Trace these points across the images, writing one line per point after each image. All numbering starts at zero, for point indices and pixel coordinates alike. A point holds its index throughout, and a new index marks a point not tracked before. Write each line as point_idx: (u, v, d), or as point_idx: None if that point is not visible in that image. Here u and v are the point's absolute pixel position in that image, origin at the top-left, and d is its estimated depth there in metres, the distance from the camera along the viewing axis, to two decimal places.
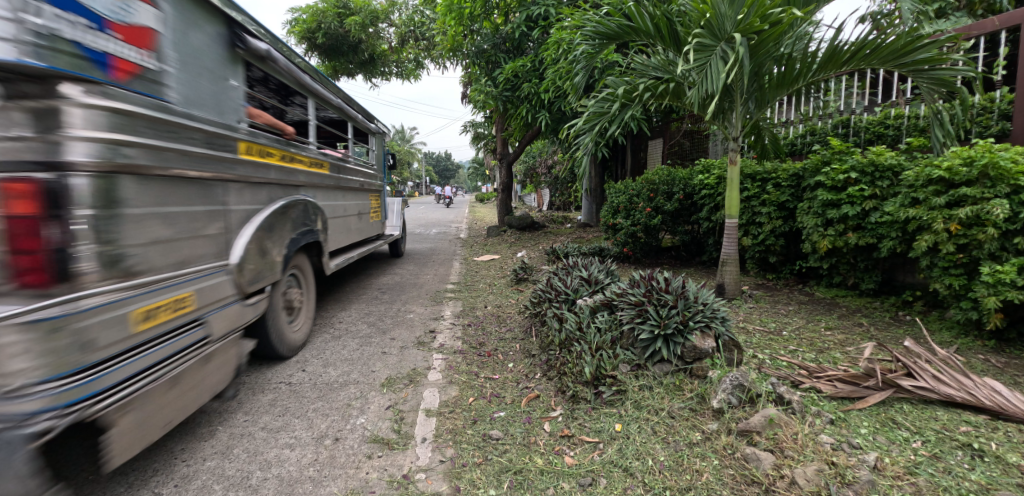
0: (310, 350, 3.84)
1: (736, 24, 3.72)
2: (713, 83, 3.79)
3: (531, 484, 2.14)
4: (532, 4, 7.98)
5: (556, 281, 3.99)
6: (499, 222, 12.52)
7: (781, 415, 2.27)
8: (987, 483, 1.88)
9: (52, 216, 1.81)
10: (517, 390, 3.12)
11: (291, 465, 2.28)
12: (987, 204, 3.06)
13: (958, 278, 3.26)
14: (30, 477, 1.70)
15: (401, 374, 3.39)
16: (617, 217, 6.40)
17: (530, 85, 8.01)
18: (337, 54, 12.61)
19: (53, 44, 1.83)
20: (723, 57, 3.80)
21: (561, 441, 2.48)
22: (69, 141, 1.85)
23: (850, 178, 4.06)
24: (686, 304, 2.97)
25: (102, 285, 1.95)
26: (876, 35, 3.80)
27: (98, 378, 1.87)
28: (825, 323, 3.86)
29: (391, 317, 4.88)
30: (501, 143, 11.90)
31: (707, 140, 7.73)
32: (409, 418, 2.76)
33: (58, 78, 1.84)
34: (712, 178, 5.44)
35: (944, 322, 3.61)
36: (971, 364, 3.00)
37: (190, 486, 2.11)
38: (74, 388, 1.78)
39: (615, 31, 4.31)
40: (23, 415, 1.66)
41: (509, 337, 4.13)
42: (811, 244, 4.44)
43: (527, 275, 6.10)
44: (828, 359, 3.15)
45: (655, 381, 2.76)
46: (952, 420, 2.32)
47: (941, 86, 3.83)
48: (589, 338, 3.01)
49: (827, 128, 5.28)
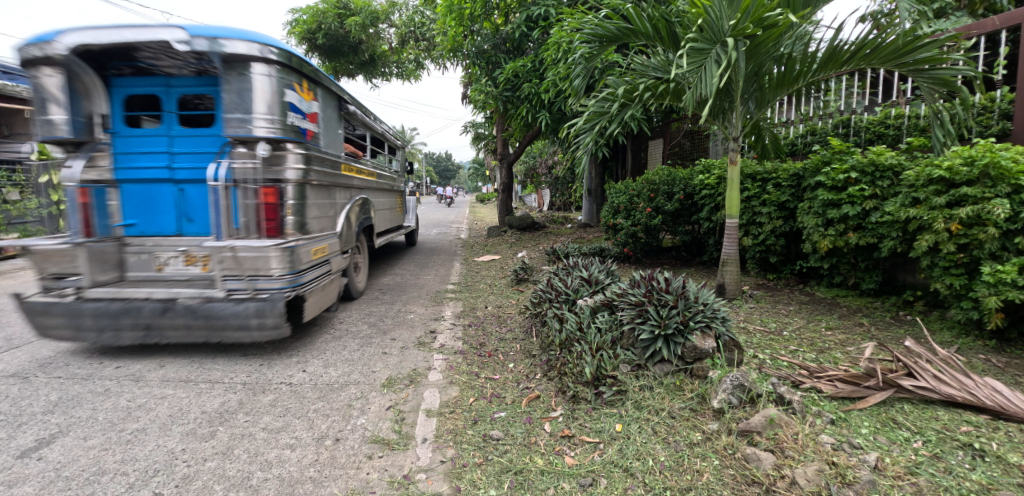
0: (311, 351, 3.84)
1: (731, 28, 3.70)
2: (706, 86, 3.76)
3: (532, 484, 2.14)
4: (532, 5, 7.98)
5: (557, 282, 3.99)
6: (500, 222, 12.51)
7: (782, 415, 2.27)
8: (988, 483, 1.87)
9: (280, 203, 3.61)
10: (517, 390, 3.12)
11: (292, 466, 2.28)
12: (987, 204, 3.05)
13: (959, 278, 3.26)
14: (281, 320, 3.45)
15: (401, 375, 3.39)
16: (617, 217, 6.39)
17: (530, 85, 8.00)
18: (337, 55, 12.67)
19: (290, 126, 3.70)
20: (718, 60, 3.76)
21: (562, 441, 2.48)
22: (287, 171, 3.64)
23: (850, 177, 4.06)
24: (686, 304, 2.96)
25: (298, 236, 3.71)
26: (876, 35, 3.81)
27: (297, 280, 3.58)
28: (826, 323, 3.86)
29: (391, 317, 4.88)
30: (501, 144, 11.90)
31: (707, 140, 7.72)
32: (409, 419, 2.76)
33: (286, 142, 3.66)
34: (713, 178, 5.45)
35: (945, 322, 3.61)
36: (972, 364, 2.99)
37: (191, 486, 2.12)
38: (295, 280, 3.55)
39: (614, 33, 4.34)
40: (278, 288, 3.43)
41: (509, 337, 4.13)
42: (812, 244, 4.43)
43: (528, 276, 6.11)
44: (829, 359, 3.15)
45: (655, 381, 2.76)
46: (954, 420, 2.32)
47: (942, 86, 3.83)
48: (590, 339, 3.01)
49: (827, 128, 5.28)
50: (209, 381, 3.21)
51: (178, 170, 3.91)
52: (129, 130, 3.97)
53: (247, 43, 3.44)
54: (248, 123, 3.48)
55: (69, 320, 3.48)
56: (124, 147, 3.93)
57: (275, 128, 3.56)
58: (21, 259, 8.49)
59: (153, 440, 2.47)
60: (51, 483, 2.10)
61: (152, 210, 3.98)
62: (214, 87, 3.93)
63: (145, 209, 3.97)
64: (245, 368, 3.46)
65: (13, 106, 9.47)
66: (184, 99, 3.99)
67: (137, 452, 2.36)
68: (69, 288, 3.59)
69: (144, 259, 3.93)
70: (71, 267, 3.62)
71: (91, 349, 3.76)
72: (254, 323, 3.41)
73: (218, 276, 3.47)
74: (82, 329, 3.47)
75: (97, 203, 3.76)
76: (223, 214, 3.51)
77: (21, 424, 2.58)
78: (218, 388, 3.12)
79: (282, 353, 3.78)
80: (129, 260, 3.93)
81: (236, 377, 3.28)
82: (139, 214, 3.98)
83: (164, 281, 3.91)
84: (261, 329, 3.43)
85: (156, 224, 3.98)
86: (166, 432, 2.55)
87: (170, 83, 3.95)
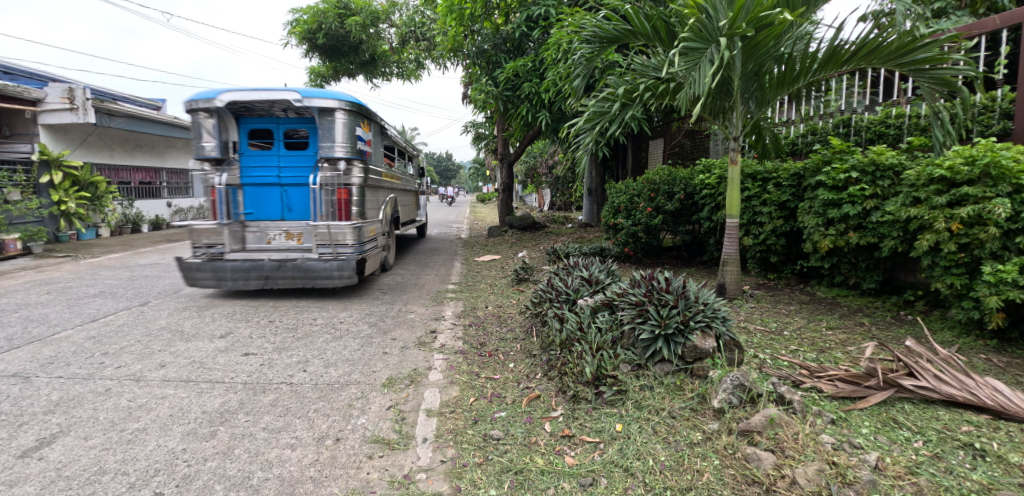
0: (312, 350, 3.85)
1: (725, 28, 3.68)
2: (699, 86, 3.75)
3: (532, 484, 2.14)
4: (532, 5, 7.97)
5: (557, 281, 3.99)
6: (500, 222, 12.51)
7: (782, 414, 2.27)
8: (989, 483, 1.87)
9: (350, 199, 5.62)
10: (517, 390, 3.13)
11: (293, 465, 2.28)
12: (988, 203, 3.05)
13: (959, 277, 3.26)
14: (352, 272, 5.39)
15: (401, 374, 3.39)
16: (617, 217, 6.38)
17: (531, 85, 8.00)
18: (338, 54, 12.69)
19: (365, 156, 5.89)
20: (711, 60, 3.75)
21: (562, 441, 2.48)
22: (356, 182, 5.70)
23: (851, 177, 4.06)
24: (686, 304, 2.95)
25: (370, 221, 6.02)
26: (877, 34, 3.80)
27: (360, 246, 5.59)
28: (827, 323, 3.86)
29: (391, 317, 4.88)
30: (502, 143, 11.89)
31: (707, 140, 7.71)
32: (410, 418, 2.76)
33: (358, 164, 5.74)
34: (713, 178, 5.44)
35: (946, 321, 3.60)
36: (972, 363, 2.99)
37: (191, 486, 2.11)
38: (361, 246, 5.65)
39: (614, 35, 4.34)
40: (352, 251, 5.50)
41: (510, 337, 4.14)
42: (812, 243, 4.43)
43: (528, 275, 6.11)
44: (829, 359, 3.15)
45: (656, 381, 2.76)
46: (954, 420, 2.32)
47: (942, 86, 3.82)
48: (590, 338, 3.01)
49: (828, 128, 5.27)
50: (209, 381, 3.21)
51: (286, 178, 5.98)
52: (252, 151, 6.02)
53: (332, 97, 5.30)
54: (333, 149, 5.42)
55: (213, 274, 5.38)
56: (250, 162, 6.01)
57: (347, 151, 5.49)
58: (21, 259, 8.50)
59: (153, 440, 2.47)
60: (51, 482, 2.10)
61: (263, 203, 6.07)
62: (310, 124, 5.95)
63: (264, 203, 6.07)
64: (245, 367, 3.47)
65: (13, 106, 9.46)
66: (289, 131, 6.02)
67: (137, 452, 2.36)
68: (216, 253, 5.67)
69: (257, 235, 5.92)
70: (217, 239, 5.70)
71: (92, 349, 3.77)
72: (336, 274, 5.33)
73: (315, 245, 5.48)
74: (222, 279, 5.35)
75: (235, 200, 5.98)
76: (319, 207, 5.61)
77: (22, 424, 2.59)
78: (218, 388, 3.12)
79: (282, 353, 3.79)
80: (248, 236, 5.94)
81: (237, 377, 3.28)
82: (255, 207, 6.06)
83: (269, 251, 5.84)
84: (340, 278, 5.35)
85: (266, 211, 6.05)
86: (166, 433, 2.55)
87: (279, 120, 5.96)
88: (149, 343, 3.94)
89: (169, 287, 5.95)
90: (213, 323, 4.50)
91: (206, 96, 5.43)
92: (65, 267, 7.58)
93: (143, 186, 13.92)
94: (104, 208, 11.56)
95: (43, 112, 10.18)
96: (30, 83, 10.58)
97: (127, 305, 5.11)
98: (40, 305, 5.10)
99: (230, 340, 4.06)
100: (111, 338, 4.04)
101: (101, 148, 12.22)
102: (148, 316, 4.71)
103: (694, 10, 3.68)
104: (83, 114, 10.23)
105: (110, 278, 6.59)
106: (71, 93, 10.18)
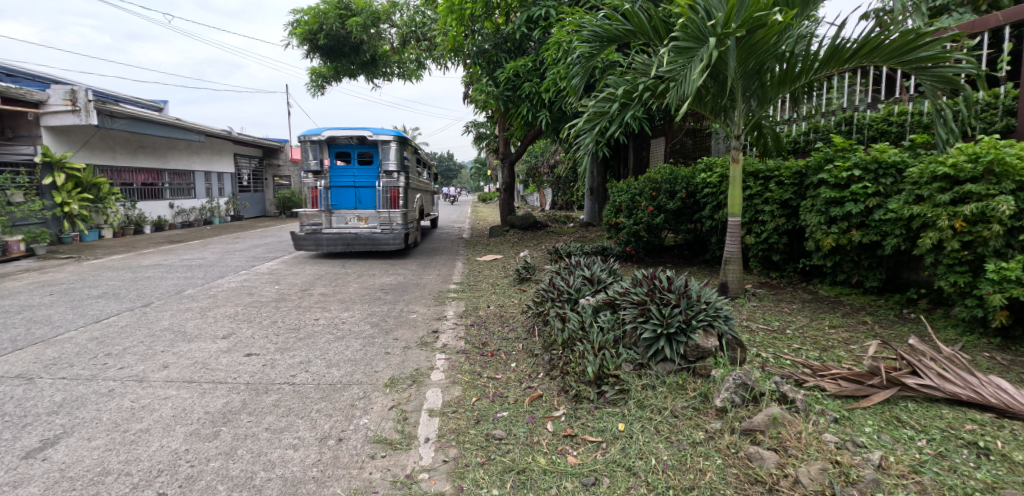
0: (314, 351, 3.85)
1: (716, 28, 3.64)
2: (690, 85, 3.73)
3: (534, 484, 2.14)
4: (532, 6, 7.96)
5: (559, 281, 3.99)
6: (502, 222, 12.50)
7: (785, 413, 2.26)
8: (993, 482, 1.86)
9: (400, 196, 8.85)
10: (519, 390, 3.13)
11: (295, 466, 2.29)
12: (992, 200, 3.03)
13: (963, 275, 3.24)
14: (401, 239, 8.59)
15: (404, 374, 3.39)
16: (619, 216, 6.37)
17: (531, 85, 7.99)
18: (339, 55, 12.73)
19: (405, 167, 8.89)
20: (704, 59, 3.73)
21: (565, 441, 2.48)
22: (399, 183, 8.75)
23: (853, 175, 4.04)
24: (689, 303, 2.94)
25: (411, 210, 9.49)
26: (879, 32, 3.79)
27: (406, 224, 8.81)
28: (829, 322, 3.85)
29: (394, 317, 4.89)
30: (503, 143, 11.87)
31: (709, 138, 7.70)
32: (412, 418, 2.77)
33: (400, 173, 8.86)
34: (714, 177, 5.43)
35: (949, 319, 3.58)
36: (976, 362, 2.98)
37: (194, 486, 2.12)
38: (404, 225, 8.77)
39: (614, 34, 4.34)
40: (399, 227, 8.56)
41: (512, 337, 4.14)
42: (815, 242, 4.42)
43: (530, 275, 6.11)
44: (833, 357, 3.14)
45: (658, 380, 2.76)
46: (958, 418, 2.30)
47: (944, 84, 3.78)
48: (592, 338, 3.01)
49: (830, 125, 5.25)
50: (212, 382, 3.23)
51: (360, 183, 9.00)
52: (336, 166, 8.99)
53: (389, 134, 8.62)
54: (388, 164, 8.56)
55: (314, 241, 8.44)
56: (335, 172, 8.93)
57: (398, 166, 8.68)
58: (25, 261, 8.54)
59: (156, 440, 2.48)
60: (55, 483, 2.11)
61: (342, 199, 9.04)
62: (373, 149, 9.00)
63: (345, 200, 9.10)
64: (248, 368, 3.48)
65: (16, 108, 9.49)
66: (362, 154, 9.10)
67: (141, 452, 2.37)
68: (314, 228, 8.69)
69: (337, 218, 8.82)
70: (315, 220, 8.71)
71: (95, 350, 3.78)
72: (393, 242, 8.54)
73: (378, 223, 8.61)
74: (320, 244, 8.41)
75: (323, 195, 8.86)
76: (384, 200, 8.87)
77: (26, 425, 2.60)
78: (221, 388, 3.13)
79: (284, 353, 3.79)
80: (333, 219, 8.84)
81: (240, 378, 3.29)
82: (336, 201, 8.99)
83: (346, 229, 8.77)
84: (394, 243, 8.53)
85: (344, 204, 9.01)
86: (169, 433, 2.55)
87: (354, 146, 8.96)
88: (152, 343, 3.95)
89: (172, 288, 5.97)
90: (216, 324, 4.51)
91: (315, 134, 8.66)
92: (68, 268, 7.61)
93: (145, 187, 13.95)
94: (107, 210, 11.60)
95: (46, 114, 10.21)
96: (32, 85, 10.60)
97: (130, 305, 5.14)
98: (44, 306, 5.12)
99: (232, 340, 4.07)
100: (113, 339, 4.05)
101: (104, 150, 12.26)
102: (150, 317, 4.72)
103: (686, 9, 3.65)
104: (86, 116, 10.25)
105: (112, 279, 6.61)
106: (74, 94, 10.21)
